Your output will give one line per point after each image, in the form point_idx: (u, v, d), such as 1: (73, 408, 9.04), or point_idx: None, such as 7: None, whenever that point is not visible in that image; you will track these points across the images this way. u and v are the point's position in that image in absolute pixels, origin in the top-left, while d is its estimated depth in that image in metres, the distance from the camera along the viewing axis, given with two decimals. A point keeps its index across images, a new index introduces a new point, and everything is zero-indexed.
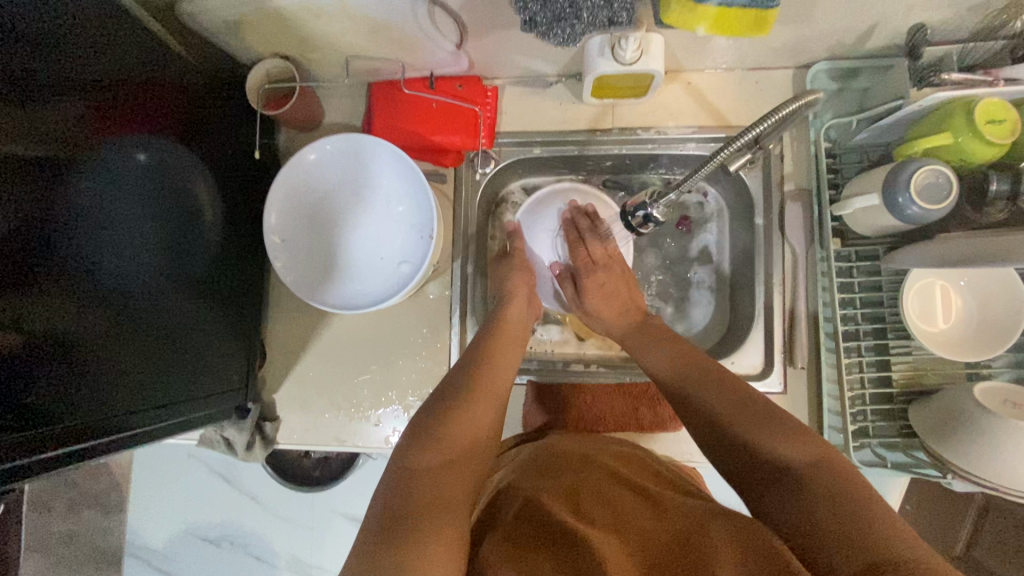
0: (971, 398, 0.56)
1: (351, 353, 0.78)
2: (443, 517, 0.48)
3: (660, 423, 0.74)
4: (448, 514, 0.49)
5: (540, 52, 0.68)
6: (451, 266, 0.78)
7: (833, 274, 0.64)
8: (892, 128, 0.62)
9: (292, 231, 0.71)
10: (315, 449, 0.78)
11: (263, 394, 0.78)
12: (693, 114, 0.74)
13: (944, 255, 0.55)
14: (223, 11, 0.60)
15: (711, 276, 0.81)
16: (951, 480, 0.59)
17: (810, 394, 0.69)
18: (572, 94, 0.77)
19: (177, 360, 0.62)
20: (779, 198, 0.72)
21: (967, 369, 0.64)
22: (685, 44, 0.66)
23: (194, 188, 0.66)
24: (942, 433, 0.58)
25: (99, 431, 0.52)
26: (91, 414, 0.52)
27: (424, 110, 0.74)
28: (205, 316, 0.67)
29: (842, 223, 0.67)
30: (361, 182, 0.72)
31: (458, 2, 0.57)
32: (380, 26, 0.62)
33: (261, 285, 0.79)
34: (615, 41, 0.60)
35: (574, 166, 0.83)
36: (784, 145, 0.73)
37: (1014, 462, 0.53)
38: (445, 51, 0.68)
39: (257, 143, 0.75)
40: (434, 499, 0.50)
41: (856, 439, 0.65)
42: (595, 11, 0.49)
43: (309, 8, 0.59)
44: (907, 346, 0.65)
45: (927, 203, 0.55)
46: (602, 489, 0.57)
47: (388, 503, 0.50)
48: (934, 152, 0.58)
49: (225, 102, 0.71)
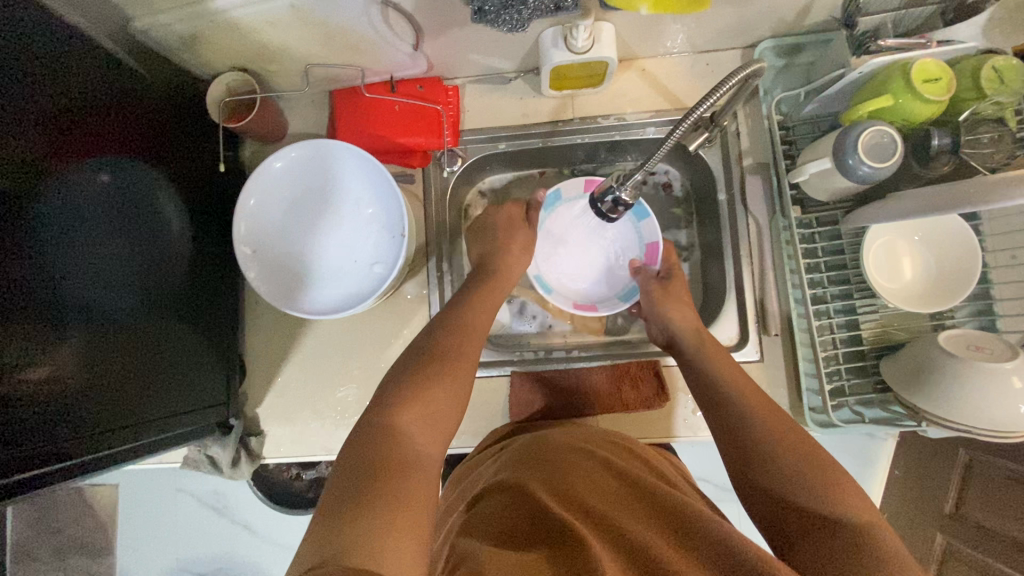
0: (936, 345, 0.58)
1: (333, 361, 0.78)
2: (416, 492, 0.46)
3: (644, 402, 0.74)
4: (419, 483, 0.48)
5: (496, 48, 0.70)
6: (427, 265, 0.79)
7: (795, 241, 0.66)
8: (838, 96, 0.65)
9: (262, 241, 0.71)
10: (303, 461, 0.78)
11: (246, 409, 0.78)
12: (650, 99, 0.76)
13: (898, 211, 0.57)
14: (178, 25, 0.61)
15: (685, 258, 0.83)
16: (926, 427, 0.61)
17: (786, 360, 0.71)
18: (532, 88, 0.78)
19: (148, 388, 0.61)
20: (739, 173, 0.75)
21: (932, 322, 0.67)
22: (636, 32, 0.69)
23: (161, 204, 0.65)
24: (912, 383, 0.60)
25: (61, 458, 0.50)
26: (55, 440, 0.50)
27: (388, 113, 0.75)
28: (183, 333, 0.67)
29: (800, 191, 0.69)
30: (331, 188, 0.73)
31: (410, 3, 0.58)
32: (337, 32, 0.63)
33: (236, 298, 0.78)
34: (567, 31, 0.62)
35: (541, 160, 0.85)
36: (739, 122, 0.75)
37: (983, 402, 0.54)
38: (403, 54, 0.69)
39: (221, 157, 0.75)
40: (400, 471, 0.48)
41: (834, 398, 0.67)
42: None
43: (264, 19, 0.60)
44: (874, 305, 0.67)
45: (876, 161, 0.57)
46: (595, 484, 0.57)
47: (362, 468, 0.47)
48: (879, 116, 0.61)
49: (188, 119, 0.71)
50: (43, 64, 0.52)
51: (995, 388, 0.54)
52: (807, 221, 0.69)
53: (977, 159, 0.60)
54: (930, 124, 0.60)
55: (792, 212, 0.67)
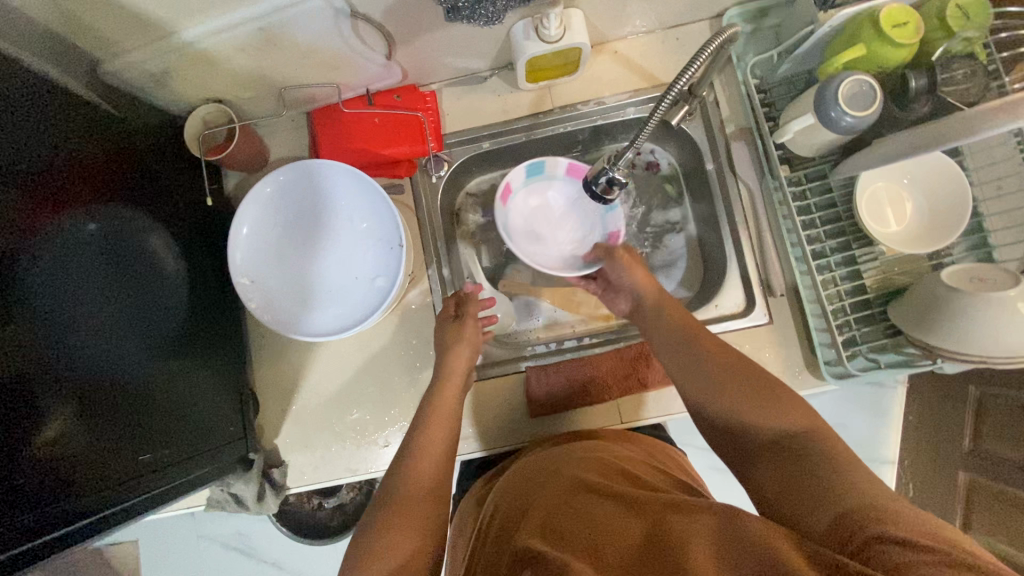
0: (940, 283, 0.59)
1: (346, 382, 0.77)
2: None
3: (662, 378, 0.74)
4: None
5: (468, 48, 0.70)
6: (427, 273, 0.79)
7: (788, 199, 0.67)
8: (810, 53, 0.66)
9: (262, 268, 0.72)
10: (327, 486, 0.76)
11: (263, 442, 0.76)
12: (626, 80, 0.77)
13: (885, 155, 0.58)
14: (148, 63, 0.60)
15: (681, 232, 0.84)
16: (942, 364, 0.61)
17: (795, 319, 0.72)
18: (508, 84, 0.79)
19: (166, 430, 0.60)
20: (723, 141, 0.76)
21: (930, 263, 0.68)
22: (603, 16, 0.69)
23: (151, 245, 0.64)
24: (922, 323, 0.60)
25: (96, 509, 0.50)
26: (87, 494, 0.50)
27: (368, 126, 0.75)
28: (190, 372, 0.66)
29: (785, 150, 0.70)
30: (323, 207, 0.74)
31: (379, 12, 0.58)
32: (309, 51, 0.63)
33: (237, 331, 0.77)
34: (538, 21, 0.63)
35: (525, 155, 0.85)
36: (717, 92, 0.76)
37: (995, 331, 0.55)
38: (377, 65, 0.69)
39: (208, 191, 0.74)
40: None
41: (847, 349, 0.67)
42: None
43: (235, 46, 0.60)
44: (873, 252, 0.68)
45: (858, 111, 0.58)
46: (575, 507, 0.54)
47: None
48: (852, 66, 0.62)
49: (169, 157, 0.71)
50: (21, 116, 0.51)
51: (1005, 315, 0.55)
52: (797, 175, 0.70)
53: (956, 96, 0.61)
54: (905, 67, 0.61)
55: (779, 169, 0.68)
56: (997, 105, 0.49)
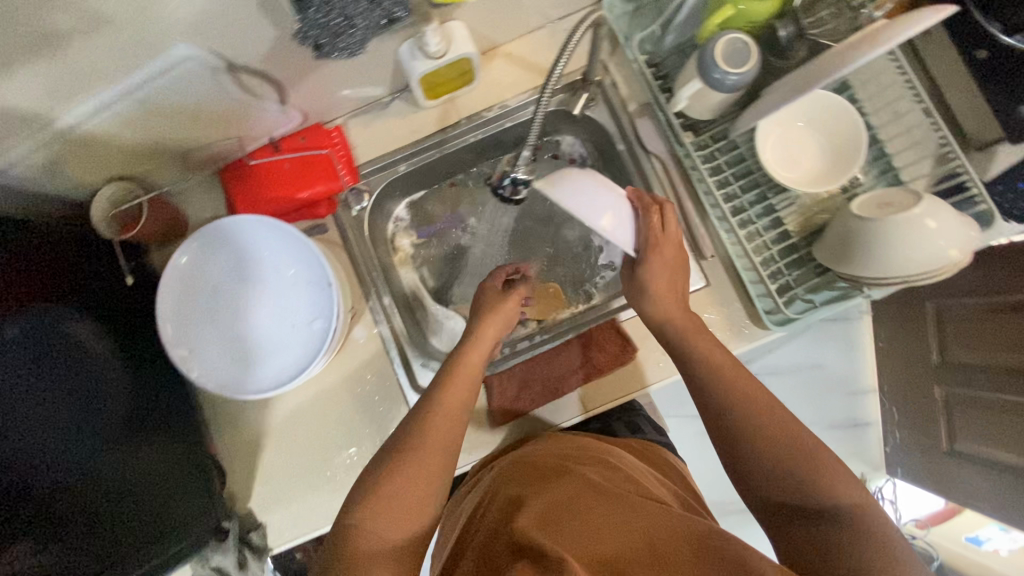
0: (850, 215, 0.64)
1: (311, 429, 0.86)
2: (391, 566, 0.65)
3: (618, 359, 0.86)
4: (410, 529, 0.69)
5: (355, 77, 0.79)
6: (367, 305, 0.90)
7: (697, 163, 0.73)
8: (687, 23, 0.74)
9: (191, 337, 0.80)
10: (302, 542, 0.85)
11: (236, 508, 0.85)
12: (516, 76, 0.89)
13: (769, 109, 0.63)
14: (68, 152, 0.69)
15: None
16: (869, 290, 0.67)
17: (729, 276, 0.78)
18: (408, 104, 0.90)
19: (89, 520, 0.67)
20: (629, 121, 0.82)
21: (844, 197, 0.74)
22: (482, 21, 0.79)
23: (74, 335, 0.70)
24: (844, 256, 0.65)
25: None
26: None
27: (280, 170, 0.85)
28: (135, 454, 0.73)
29: (688, 119, 0.76)
30: (246, 271, 0.83)
31: (256, 60, 0.67)
32: (202, 107, 0.73)
33: (188, 406, 0.82)
34: (420, 42, 0.70)
35: (442, 166, 0.98)
36: (613, 74, 0.83)
37: (905, 251, 0.60)
38: (275, 111, 0.80)
39: (125, 268, 0.81)
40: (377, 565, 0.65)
41: (785, 295, 0.72)
42: (366, 15, 0.63)
43: (142, 110, 0.68)
44: (787, 197, 0.74)
45: (737, 68, 0.62)
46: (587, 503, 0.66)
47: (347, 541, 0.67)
48: (727, 26, 0.69)
49: (87, 249, 0.79)
50: None
51: (917, 234, 0.59)
52: (704, 137, 0.76)
53: (825, 35, 0.70)
54: (769, 22, 0.70)
55: (676, 124, 0.73)
56: (873, 38, 0.53)
